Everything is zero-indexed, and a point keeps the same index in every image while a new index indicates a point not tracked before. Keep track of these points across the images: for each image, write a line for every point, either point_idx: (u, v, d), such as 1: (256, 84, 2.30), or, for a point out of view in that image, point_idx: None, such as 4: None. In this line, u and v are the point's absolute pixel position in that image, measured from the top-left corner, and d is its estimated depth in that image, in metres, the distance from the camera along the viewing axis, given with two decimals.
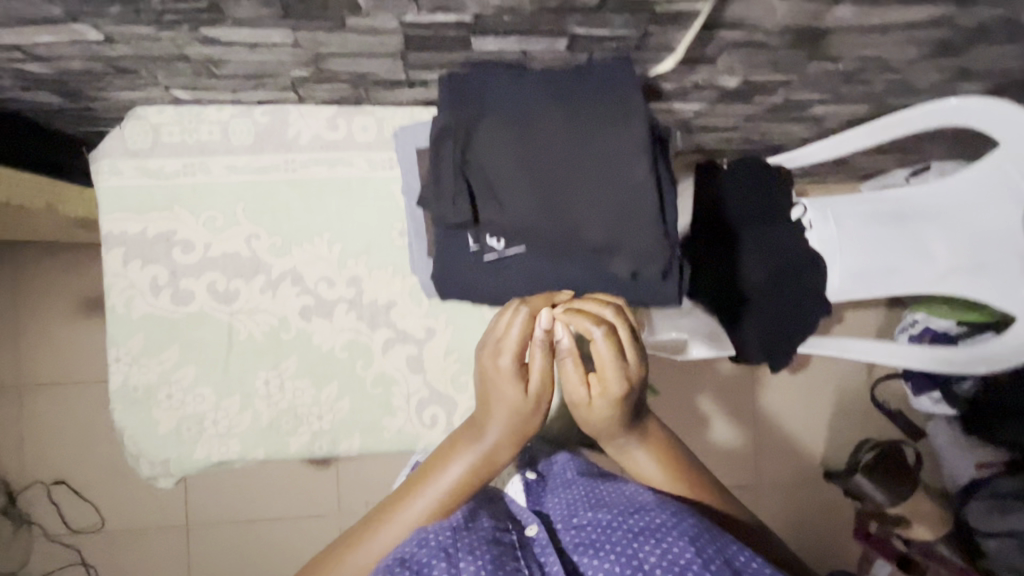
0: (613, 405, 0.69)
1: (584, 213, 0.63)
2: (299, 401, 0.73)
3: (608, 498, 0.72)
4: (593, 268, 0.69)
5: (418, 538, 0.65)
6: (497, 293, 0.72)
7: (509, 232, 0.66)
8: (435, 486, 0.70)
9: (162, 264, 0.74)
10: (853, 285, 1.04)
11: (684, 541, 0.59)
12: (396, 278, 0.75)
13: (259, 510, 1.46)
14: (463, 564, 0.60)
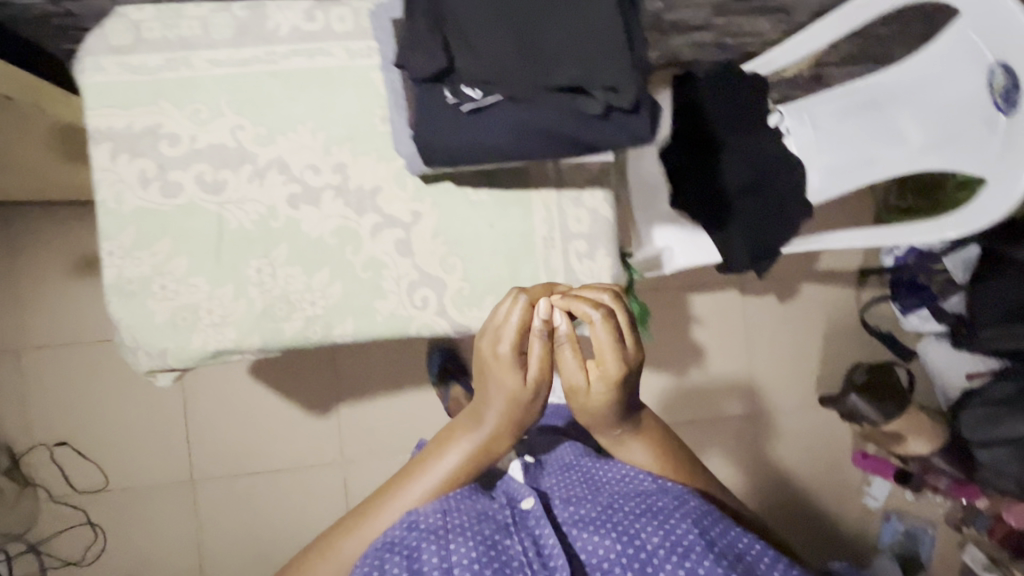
0: (610, 393, 0.72)
1: (560, 42, 0.56)
2: (292, 288, 0.74)
3: (607, 483, 0.82)
4: (577, 113, 0.59)
5: (408, 520, 0.72)
6: (478, 149, 0.61)
7: (483, 72, 0.57)
8: (435, 470, 0.76)
9: (150, 159, 0.72)
10: (830, 183, 1.07)
11: (688, 526, 0.70)
12: (382, 166, 0.75)
13: (262, 463, 1.47)
14: (452, 547, 0.69)
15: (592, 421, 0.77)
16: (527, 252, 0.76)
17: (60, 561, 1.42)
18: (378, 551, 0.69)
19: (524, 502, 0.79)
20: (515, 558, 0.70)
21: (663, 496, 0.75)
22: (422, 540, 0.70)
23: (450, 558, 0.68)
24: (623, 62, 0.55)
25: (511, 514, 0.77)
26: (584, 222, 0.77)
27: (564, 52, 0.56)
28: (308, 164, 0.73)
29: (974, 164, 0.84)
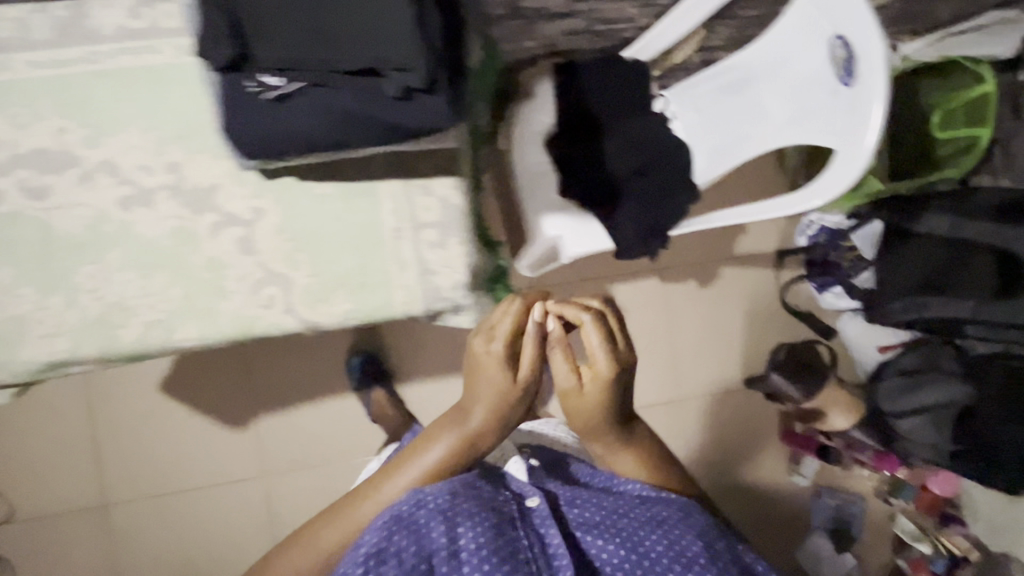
0: (599, 394, 0.80)
1: (351, 24, 0.55)
2: (129, 294, 0.71)
3: (617, 490, 0.82)
4: (380, 95, 0.58)
5: (416, 499, 0.73)
6: (293, 141, 0.61)
7: (279, 59, 0.56)
8: (416, 466, 0.79)
9: None
10: (714, 164, 1.07)
11: (693, 538, 0.72)
12: (221, 163, 0.73)
13: (179, 482, 1.42)
14: (460, 529, 0.68)
15: (583, 427, 0.83)
16: (375, 243, 0.75)
17: None
18: (381, 531, 0.70)
19: (532, 499, 0.76)
20: (524, 550, 0.69)
21: (678, 514, 0.76)
22: (423, 526, 0.70)
23: (457, 540, 0.67)
24: (416, 43, 0.55)
25: (519, 508, 0.75)
26: (434, 212, 0.76)
27: (360, 39, 0.55)
28: (140, 164, 0.71)
29: (828, 133, 0.85)
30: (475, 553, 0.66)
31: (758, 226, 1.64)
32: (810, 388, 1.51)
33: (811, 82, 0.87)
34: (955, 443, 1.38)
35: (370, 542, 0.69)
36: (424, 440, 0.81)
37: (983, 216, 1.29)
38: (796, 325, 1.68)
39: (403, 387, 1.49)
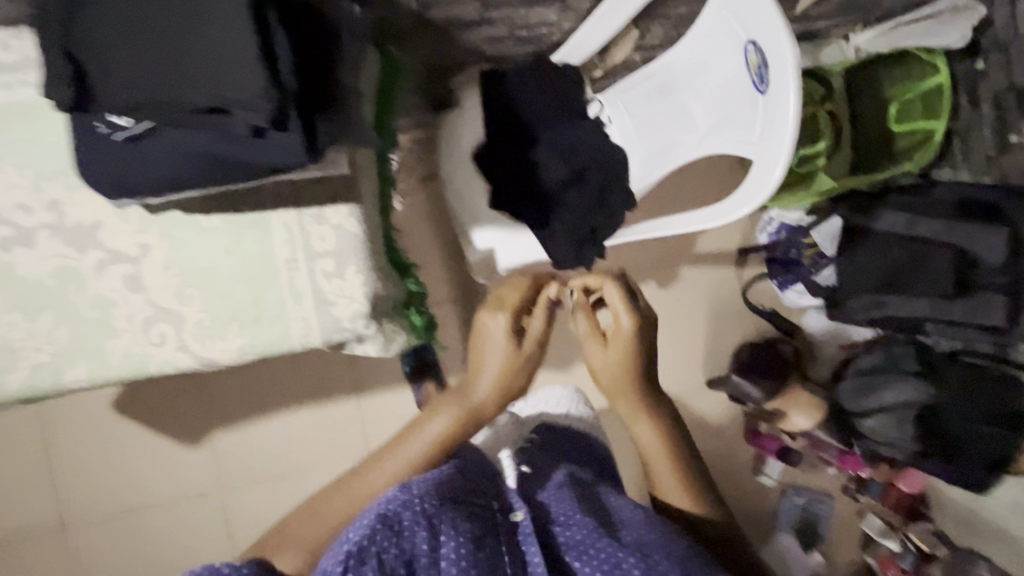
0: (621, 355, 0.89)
1: (187, 63, 0.52)
2: (15, 336, 0.70)
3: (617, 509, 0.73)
4: (230, 135, 0.55)
5: (401, 499, 0.68)
6: (149, 181, 0.58)
7: (120, 101, 0.54)
8: (424, 436, 0.84)
9: None
10: (649, 171, 1.04)
11: (687, 553, 0.65)
12: (104, 198, 0.71)
13: (134, 499, 1.43)
14: (441, 538, 0.64)
15: (612, 391, 0.89)
16: (268, 275, 0.73)
17: None
18: (360, 524, 0.64)
19: (517, 514, 0.72)
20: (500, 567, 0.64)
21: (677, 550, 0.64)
22: (397, 532, 0.63)
23: (437, 547, 0.63)
24: (251, 79, 0.51)
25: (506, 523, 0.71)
26: (329, 241, 0.73)
27: (197, 79, 0.52)
28: (19, 203, 0.69)
29: (746, 143, 0.82)
30: (455, 562, 0.61)
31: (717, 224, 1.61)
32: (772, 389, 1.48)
33: (731, 90, 0.83)
34: (918, 444, 1.35)
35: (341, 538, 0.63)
36: (426, 414, 0.88)
37: (942, 214, 1.26)
38: (760, 324, 1.65)
39: (357, 399, 1.48)
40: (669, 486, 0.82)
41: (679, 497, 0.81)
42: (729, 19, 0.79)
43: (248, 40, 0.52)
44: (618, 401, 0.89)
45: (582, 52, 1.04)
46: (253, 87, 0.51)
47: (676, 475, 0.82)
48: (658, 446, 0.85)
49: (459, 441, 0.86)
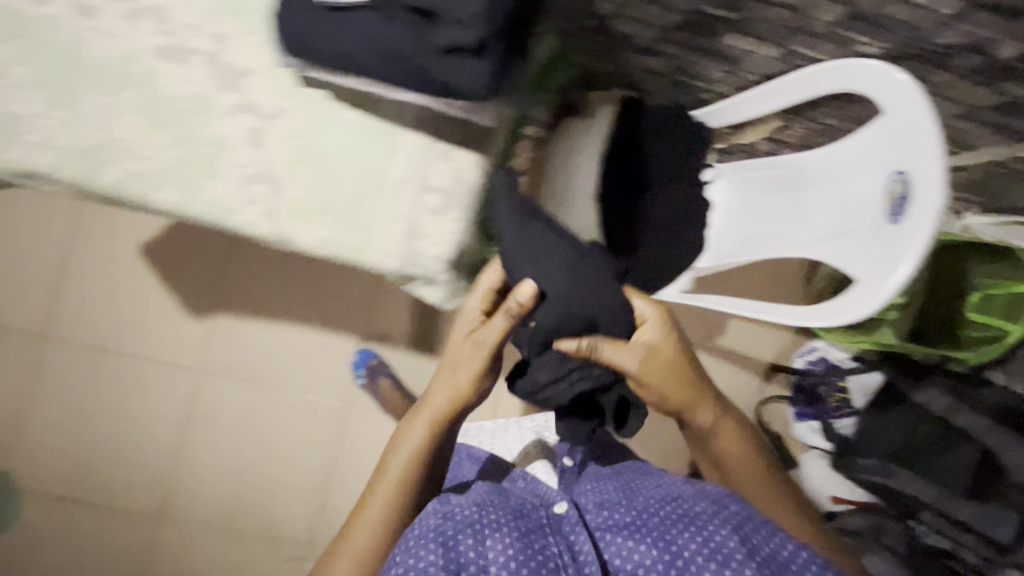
0: (673, 371, 0.79)
1: None
2: (126, 136, 0.71)
3: (640, 491, 0.89)
4: (420, 37, 0.56)
5: (443, 510, 0.80)
6: (320, 45, 0.59)
7: None
8: (406, 447, 0.83)
9: None
10: (737, 251, 1.05)
11: (727, 532, 0.74)
12: (262, 49, 0.72)
13: (119, 342, 1.42)
14: (489, 544, 0.76)
15: (686, 405, 0.81)
16: (375, 185, 0.73)
17: None
18: (408, 541, 0.76)
19: (559, 506, 0.86)
20: (551, 559, 0.77)
21: (685, 487, 0.85)
22: (464, 533, 0.76)
23: (484, 556, 0.74)
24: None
25: (548, 516, 0.85)
26: (446, 179, 0.74)
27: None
28: (188, 24, 0.71)
29: (861, 265, 0.82)
30: (505, 566, 0.73)
31: (762, 330, 1.61)
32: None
33: (858, 209, 0.84)
34: None
35: (403, 560, 0.74)
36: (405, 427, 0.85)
37: (986, 412, 1.22)
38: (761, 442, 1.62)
39: (360, 342, 1.46)
40: (781, 512, 0.87)
41: (790, 516, 0.87)
42: (888, 149, 0.80)
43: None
44: (716, 431, 0.85)
45: (721, 116, 1.03)
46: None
47: (772, 492, 0.87)
48: (743, 455, 0.87)
49: (443, 436, 0.85)
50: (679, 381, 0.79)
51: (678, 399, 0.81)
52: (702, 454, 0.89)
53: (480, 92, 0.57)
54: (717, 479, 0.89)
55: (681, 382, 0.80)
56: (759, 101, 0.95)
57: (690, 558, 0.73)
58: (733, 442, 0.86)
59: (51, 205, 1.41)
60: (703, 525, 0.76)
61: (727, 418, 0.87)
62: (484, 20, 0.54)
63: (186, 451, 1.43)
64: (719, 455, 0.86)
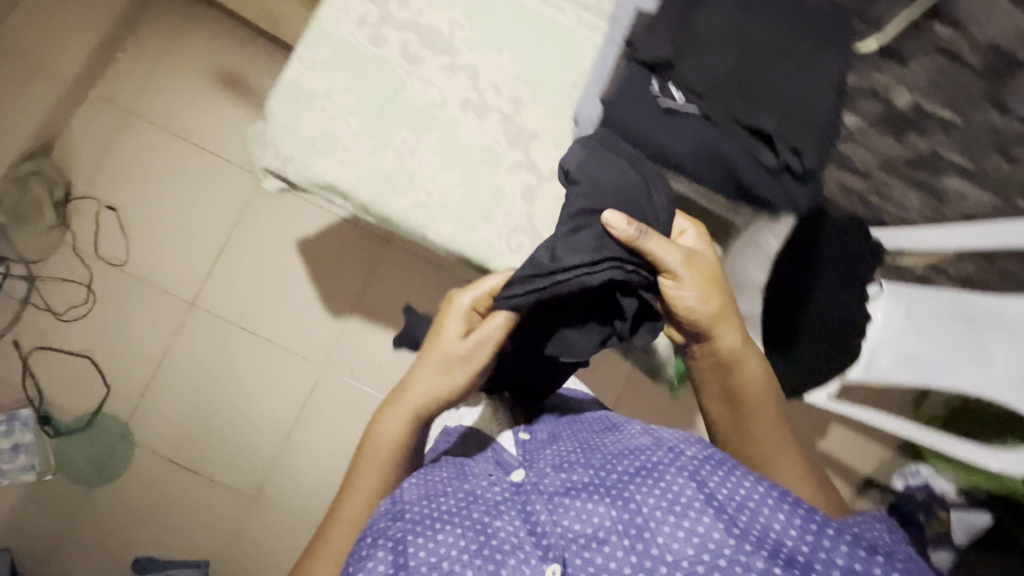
0: (704, 278, 0.71)
1: (770, 90, 0.62)
2: (420, 171, 0.78)
3: (598, 446, 0.73)
4: (749, 151, 0.64)
5: (394, 509, 0.67)
6: (645, 136, 0.67)
7: (700, 82, 0.64)
8: (382, 439, 0.76)
9: (378, 7, 0.79)
10: (896, 370, 1.09)
11: (684, 478, 0.61)
12: (551, 118, 0.80)
13: (259, 324, 1.50)
14: (439, 536, 0.62)
15: (715, 317, 0.76)
16: None
17: (42, 305, 1.44)
18: (359, 550, 0.63)
19: (517, 474, 0.72)
20: (505, 542, 0.62)
21: (641, 437, 0.71)
22: (411, 528, 0.63)
23: (438, 551, 0.60)
24: (812, 135, 0.61)
25: (506, 489, 0.70)
26: None
27: (771, 96, 0.61)
28: (493, 84, 0.79)
29: None
30: (458, 559, 0.60)
31: (859, 440, 1.62)
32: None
33: None
34: None
35: (359, 567, 0.61)
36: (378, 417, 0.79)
37: None
38: None
39: None
40: (791, 473, 0.75)
41: (796, 476, 0.75)
42: None
43: (825, 95, 0.63)
44: (740, 354, 0.80)
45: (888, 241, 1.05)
46: (816, 134, 0.61)
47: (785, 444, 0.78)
48: (761, 401, 0.81)
49: (421, 429, 0.79)
50: (712, 294, 0.74)
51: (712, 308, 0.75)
52: (715, 388, 0.83)
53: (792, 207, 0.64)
54: (726, 415, 0.82)
55: (713, 283, 0.73)
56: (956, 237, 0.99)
57: (647, 515, 0.60)
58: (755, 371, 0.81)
59: (227, 185, 1.51)
60: (664, 485, 0.61)
61: (753, 351, 0.81)
62: (814, 152, 0.62)
63: (294, 441, 1.48)
64: (738, 387, 0.81)
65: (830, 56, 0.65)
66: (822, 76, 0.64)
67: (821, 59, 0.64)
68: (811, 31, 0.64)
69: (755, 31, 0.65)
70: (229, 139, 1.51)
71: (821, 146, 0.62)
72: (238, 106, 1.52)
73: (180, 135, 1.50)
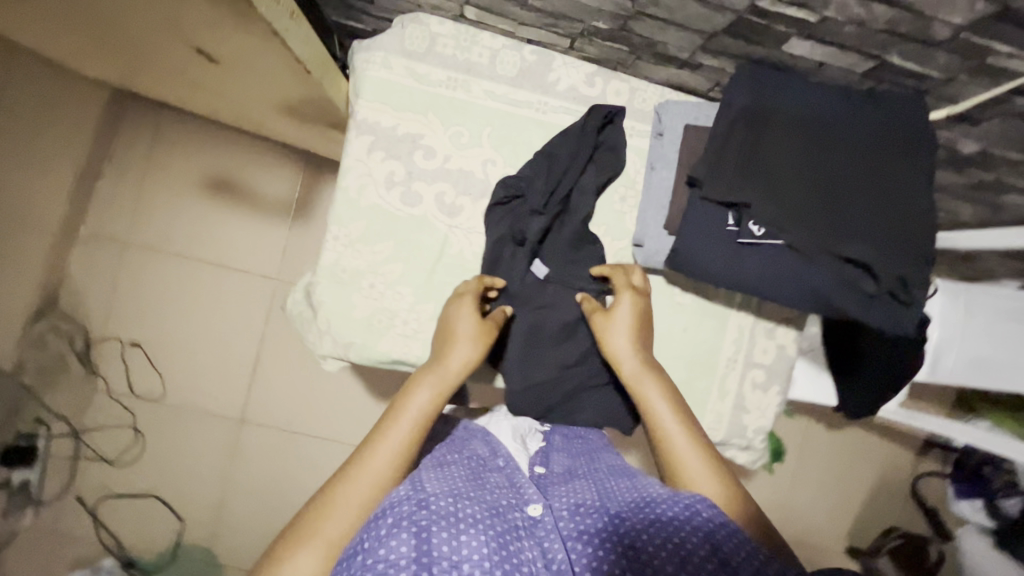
0: (633, 325, 0.73)
1: (855, 219, 0.66)
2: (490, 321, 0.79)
3: (613, 491, 0.61)
4: (839, 278, 0.66)
5: (417, 498, 0.53)
6: (735, 274, 0.68)
7: (783, 215, 0.65)
8: (403, 427, 0.61)
9: (401, 162, 0.78)
10: (964, 371, 1.08)
11: (698, 539, 0.53)
12: (606, 239, 0.81)
13: (312, 426, 1.48)
14: (462, 537, 0.50)
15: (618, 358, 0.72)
16: (712, 364, 0.86)
17: (93, 454, 1.42)
18: (377, 529, 0.50)
19: (534, 507, 0.58)
20: (526, 565, 0.51)
21: (655, 487, 0.61)
22: (433, 518, 0.51)
23: (458, 551, 0.49)
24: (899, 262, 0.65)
25: (523, 517, 0.57)
26: (768, 355, 0.88)
27: (860, 231, 0.66)
28: None
29: None
30: (479, 565, 0.49)
31: None
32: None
33: None
34: None
35: (373, 549, 0.49)
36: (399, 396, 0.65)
37: None
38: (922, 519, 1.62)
39: None
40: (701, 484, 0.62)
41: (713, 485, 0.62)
42: None
43: (908, 213, 0.67)
44: (640, 380, 0.70)
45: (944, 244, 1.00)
46: (904, 257, 0.66)
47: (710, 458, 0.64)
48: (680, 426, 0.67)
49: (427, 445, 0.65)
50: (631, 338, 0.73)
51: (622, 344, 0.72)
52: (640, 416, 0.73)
53: (888, 327, 0.67)
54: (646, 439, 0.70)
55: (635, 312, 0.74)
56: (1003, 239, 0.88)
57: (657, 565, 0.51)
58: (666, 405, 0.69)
59: (244, 295, 1.46)
60: (671, 533, 0.54)
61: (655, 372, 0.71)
62: (916, 280, 0.66)
63: None
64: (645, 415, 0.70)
65: (911, 164, 0.68)
66: (904, 188, 0.67)
67: (896, 174, 0.67)
68: (885, 150, 0.68)
69: (830, 152, 0.68)
70: (234, 248, 1.45)
71: (912, 265, 0.66)
72: (235, 212, 1.45)
73: (181, 254, 1.44)
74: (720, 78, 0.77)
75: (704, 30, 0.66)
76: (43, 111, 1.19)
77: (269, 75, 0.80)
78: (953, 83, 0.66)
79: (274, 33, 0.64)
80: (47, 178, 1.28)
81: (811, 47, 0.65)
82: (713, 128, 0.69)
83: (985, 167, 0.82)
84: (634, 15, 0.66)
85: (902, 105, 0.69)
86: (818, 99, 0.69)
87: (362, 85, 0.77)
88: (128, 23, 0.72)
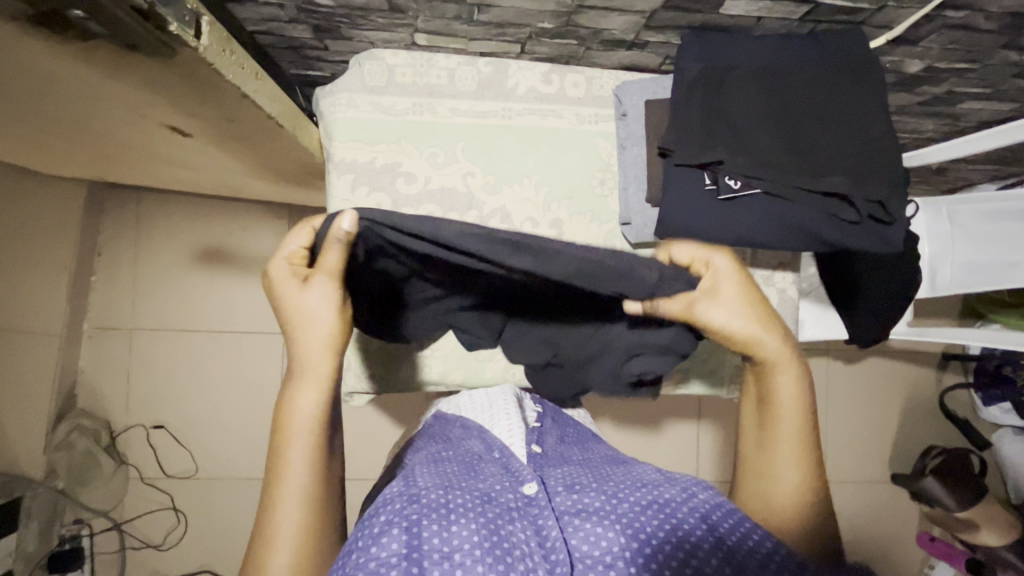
0: (751, 314, 0.64)
1: (825, 156, 0.69)
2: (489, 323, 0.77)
3: (609, 475, 0.65)
4: (822, 212, 0.69)
5: (408, 494, 0.56)
6: (721, 231, 0.71)
7: (754, 166, 0.68)
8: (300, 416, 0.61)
9: (386, 193, 0.81)
10: (964, 279, 1.11)
11: (693, 519, 0.56)
12: (594, 224, 0.84)
13: None
14: (452, 528, 0.52)
15: (754, 340, 0.64)
16: None
17: (140, 543, 1.43)
18: (370, 527, 0.52)
19: (528, 486, 0.61)
20: (517, 547, 0.53)
21: (653, 473, 0.64)
22: (428, 511, 0.54)
23: (449, 542, 0.51)
24: (880, 187, 0.68)
25: (517, 498, 0.59)
26: (773, 302, 0.91)
27: (831, 165, 0.69)
28: (530, 216, 0.83)
29: None
30: (470, 554, 0.51)
31: None
32: (970, 500, 1.33)
33: None
34: None
35: (366, 547, 0.51)
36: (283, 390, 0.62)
37: None
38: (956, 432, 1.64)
39: None
40: (788, 480, 0.65)
41: (795, 484, 0.65)
42: None
43: (871, 139, 0.70)
44: (780, 367, 0.66)
45: (916, 162, 1.02)
46: (881, 178, 0.69)
47: (807, 464, 0.66)
48: (798, 425, 0.67)
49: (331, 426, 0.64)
50: (760, 325, 0.64)
51: (747, 329, 0.64)
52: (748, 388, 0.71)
53: (884, 253, 0.70)
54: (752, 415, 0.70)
55: (763, 313, 0.65)
56: (967, 147, 0.92)
57: (659, 549, 0.54)
58: (792, 393, 0.67)
59: (255, 355, 1.47)
60: (672, 520, 0.56)
61: (797, 367, 0.67)
62: (895, 199, 0.68)
63: None
64: (764, 395, 0.68)
65: (863, 94, 0.71)
66: (863, 117, 0.71)
67: (851, 105, 0.71)
68: (840, 83, 0.71)
69: (785, 99, 0.71)
70: (236, 311, 1.47)
71: (890, 188, 0.69)
72: (231, 276, 1.47)
73: (185, 328, 1.46)
74: (667, 51, 0.80)
75: (642, 9, 0.70)
76: (29, 220, 1.22)
77: (244, 137, 0.83)
78: (885, 11, 0.69)
79: (242, 95, 0.67)
80: (44, 284, 1.30)
81: (745, 5, 0.68)
82: (672, 98, 0.73)
83: (937, 82, 0.85)
84: (573, 10, 0.69)
85: (841, 40, 0.72)
86: (762, 53, 0.73)
87: (333, 129, 0.81)
88: (102, 118, 0.75)
